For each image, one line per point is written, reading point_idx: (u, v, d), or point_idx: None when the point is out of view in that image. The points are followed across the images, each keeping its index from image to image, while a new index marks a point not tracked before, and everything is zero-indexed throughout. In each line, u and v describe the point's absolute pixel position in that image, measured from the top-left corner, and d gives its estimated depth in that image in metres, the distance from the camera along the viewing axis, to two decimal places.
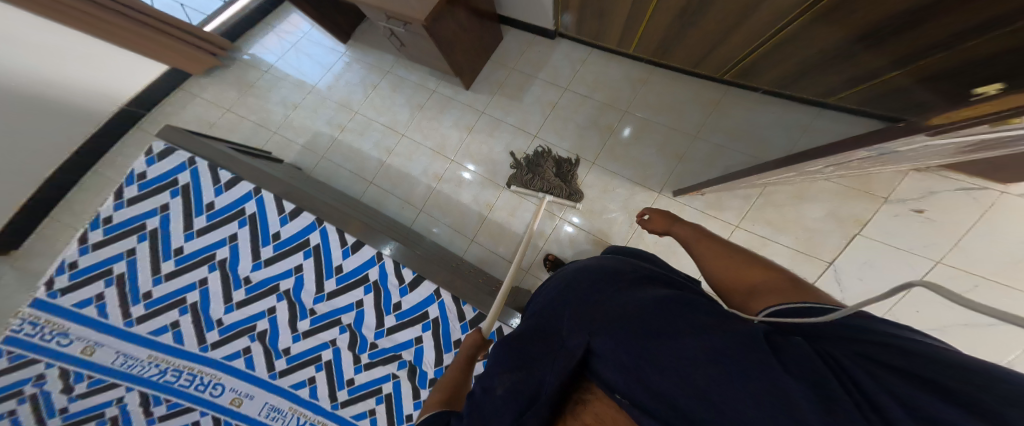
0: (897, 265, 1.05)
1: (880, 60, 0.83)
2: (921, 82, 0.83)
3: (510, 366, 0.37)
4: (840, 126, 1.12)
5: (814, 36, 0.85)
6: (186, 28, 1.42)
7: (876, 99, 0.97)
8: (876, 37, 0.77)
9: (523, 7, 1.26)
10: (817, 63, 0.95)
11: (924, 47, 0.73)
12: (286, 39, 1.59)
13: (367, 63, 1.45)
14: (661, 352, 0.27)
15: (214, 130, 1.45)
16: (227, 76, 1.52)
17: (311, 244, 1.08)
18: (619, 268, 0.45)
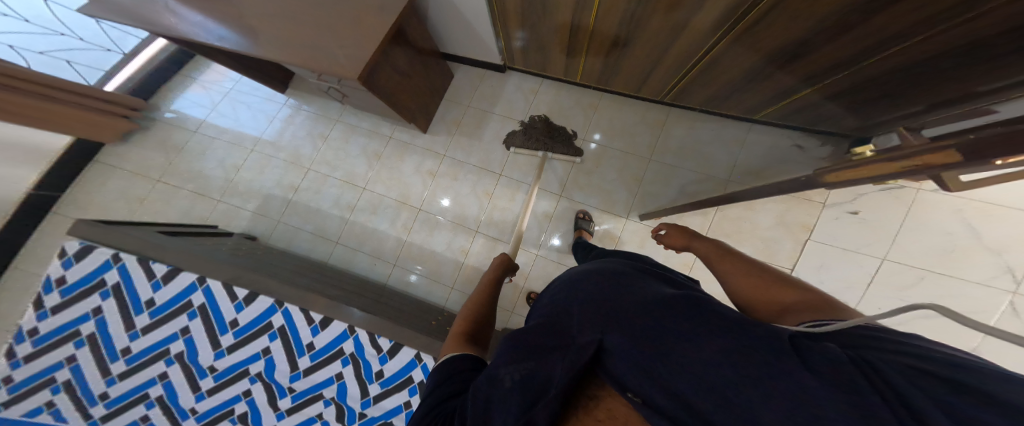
0: (846, 265, 1.21)
1: (792, 78, 0.89)
2: (828, 98, 0.90)
3: (518, 357, 0.39)
4: (768, 137, 1.25)
5: (733, 57, 0.88)
6: (90, 92, 1.26)
7: (793, 114, 1.08)
8: (784, 59, 0.82)
9: (465, 45, 1.24)
10: (742, 81, 0.99)
11: (825, 68, 0.79)
12: (212, 90, 1.43)
13: (311, 112, 1.36)
14: (675, 354, 0.29)
15: (146, 205, 1.31)
16: (148, 140, 1.36)
17: (275, 327, 0.99)
18: (626, 274, 0.50)
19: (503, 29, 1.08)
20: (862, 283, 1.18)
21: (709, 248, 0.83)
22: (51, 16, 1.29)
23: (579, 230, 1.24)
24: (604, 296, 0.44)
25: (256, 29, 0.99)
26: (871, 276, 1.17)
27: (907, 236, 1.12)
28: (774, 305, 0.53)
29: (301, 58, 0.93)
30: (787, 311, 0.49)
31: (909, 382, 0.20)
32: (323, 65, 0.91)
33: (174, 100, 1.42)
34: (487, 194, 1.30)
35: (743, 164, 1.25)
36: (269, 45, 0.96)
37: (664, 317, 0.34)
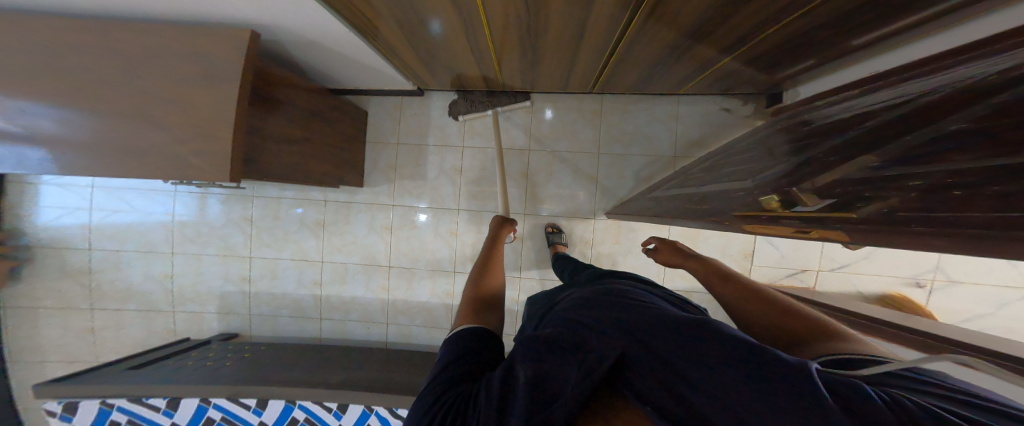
0: None
1: (713, 52, 0.76)
2: (747, 62, 0.81)
3: (531, 360, 0.35)
4: (699, 106, 1.15)
5: (649, 40, 0.72)
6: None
7: (715, 82, 0.96)
8: (700, 34, 0.67)
9: (356, 77, 0.99)
10: (664, 62, 0.85)
11: (740, 37, 0.67)
12: (79, 195, 1.16)
13: (218, 194, 1.16)
14: (709, 378, 0.28)
15: (102, 336, 1.23)
16: (50, 272, 1.18)
17: (301, 420, 1.07)
18: (637, 295, 0.51)
19: (405, 64, 0.87)
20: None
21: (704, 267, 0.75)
22: None
23: (555, 245, 1.16)
24: (619, 311, 0.43)
25: (40, 131, 0.70)
26: None
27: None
28: (776, 329, 0.50)
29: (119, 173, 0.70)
30: (802, 343, 0.45)
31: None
32: (168, 165, 0.70)
33: (38, 221, 1.16)
34: (452, 233, 1.20)
35: (684, 139, 1.17)
36: (63, 154, 0.69)
37: (680, 340, 0.34)
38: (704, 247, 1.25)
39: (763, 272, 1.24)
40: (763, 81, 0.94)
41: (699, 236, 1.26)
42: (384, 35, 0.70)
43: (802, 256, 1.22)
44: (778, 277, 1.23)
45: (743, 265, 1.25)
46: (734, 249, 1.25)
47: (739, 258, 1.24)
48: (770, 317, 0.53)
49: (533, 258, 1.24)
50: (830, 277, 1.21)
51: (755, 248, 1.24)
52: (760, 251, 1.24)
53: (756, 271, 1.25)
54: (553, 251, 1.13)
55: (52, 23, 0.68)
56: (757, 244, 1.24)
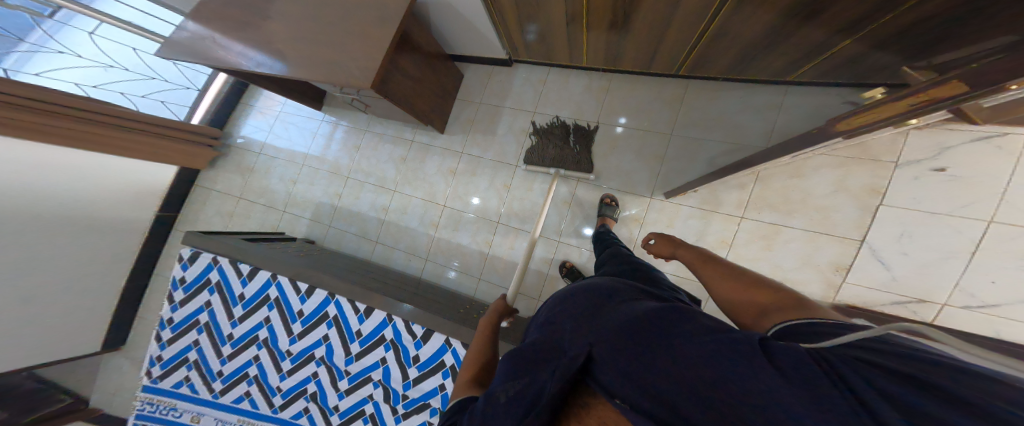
0: (938, 232, 0.95)
1: (824, 33, 0.80)
2: (875, 48, 0.78)
3: (513, 375, 0.41)
4: (813, 98, 1.08)
5: (746, 15, 0.82)
6: (193, 128, 1.69)
7: (837, 69, 0.93)
8: (807, 11, 0.74)
9: (469, 44, 1.33)
10: (765, 42, 0.91)
11: (856, 19, 0.71)
12: (268, 116, 1.66)
13: (344, 126, 1.54)
14: (665, 361, 0.31)
15: (235, 218, 1.61)
16: (229, 164, 1.65)
17: (330, 316, 1.19)
18: (621, 289, 0.53)
19: (502, 20, 1.12)
20: (963, 253, 0.92)
21: (692, 256, 0.74)
22: (144, 65, 1.68)
23: (605, 217, 1.18)
24: (598, 309, 0.47)
25: (297, 54, 1.19)
26: (977, 244, 0.91)
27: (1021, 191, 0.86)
28: (753, 305, 0.53)
29: (324, 74, 1.11)
30: (775, 314, 0.47)
31: (875, 375, 0.22)
32: (347, 79, 1.05)
33: (241, 127, 1.68)
34: (504, 186, 1.33)
35: (782, 131, 1.11)
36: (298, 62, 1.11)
37: (642, 331, 0.36)
38: (780, 250, 1.10)
39: (856, 293, 1.03)
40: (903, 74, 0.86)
41: (778, 237, 1.11)
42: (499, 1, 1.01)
43: (925, 284, 0.96)
44: (881, 301, 1.00)
45: (831, 279, 1.05)
46: (821, 260, 1.07)
47: (827, 270, 1.05)
48: (748, 295, 0.55)
49: (577, 224, 1.26)
50: (966, 320, 0.92)
51: (854, 263, 1.04)
52: (860, 268, 1.03)
53: (848, 290, 1.04)
54: (601, 222, 1.16)
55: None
56: (859, 260, 1.03)
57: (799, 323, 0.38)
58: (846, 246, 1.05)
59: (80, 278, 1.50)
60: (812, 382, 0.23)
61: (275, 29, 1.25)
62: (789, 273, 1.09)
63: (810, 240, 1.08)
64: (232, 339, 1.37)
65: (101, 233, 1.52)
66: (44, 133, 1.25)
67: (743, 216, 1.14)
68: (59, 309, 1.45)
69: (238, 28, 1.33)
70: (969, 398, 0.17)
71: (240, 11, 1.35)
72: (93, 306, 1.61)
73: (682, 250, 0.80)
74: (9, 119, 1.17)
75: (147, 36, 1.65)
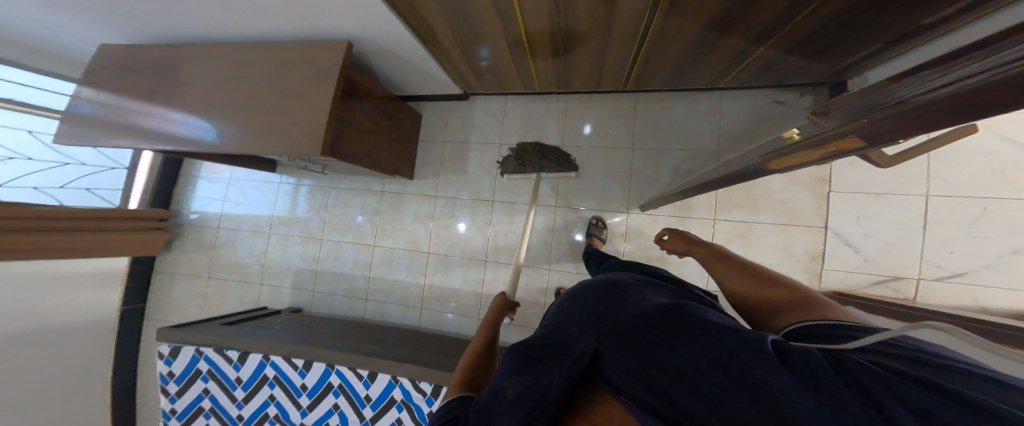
0: (886, 210, 1.05)
1: (742, 42, 0.84)
2: (786, 49, 0.85)
3: (519, 373, 0.41)
4: (744, 100, 1.15)
5: (676, 32, 0.83)
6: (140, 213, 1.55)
7: (759, 72, 1.00)
8: (728, 22, 0.76)
9: (421, 84, 1.26)
10: (694, 55, 0.93)
11: (771, 24, 0.75)
12: (218, 185, 1.54)
13: (308, 185, 1.44)
14: (675, 361, 0.31)
15: (210, 298, 1.52)
16: (189, 243, 1.54)
17: (335, 385, 1.15)
18: (630, 285, 0.53)
19: (449, 59, 1.07)
20: (916, 228, 1.03)
21: (706, 252, 0.80)
22: (53, 149, 1.47)
23: (592, 237, 1.19)
24: (604, 304, 0.48)
25: (226, 122, 1.06)
26: (924, 217, 1.02)
27: (947, 166, 1.00)
28: (767, 300, 0.56)
29: (265, 144, 1.01)
30: (784, 309, 0.51)
31: (894, 380, 0.23)
32: (292, 146, 0.98)
33: (191, 203, 1.56)
34: (486, 223, 1.30)
35: (729, 132, 1.16)
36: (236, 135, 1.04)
37: (654, 331, 0.36)
38: (758, 245, 1.15)
39: (838, 277, 1.08)
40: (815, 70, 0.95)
41: (752, 234, 1.15)
42: (442, 42, 0.97)
43: (894, 261, 1.04)
44: (860, 284, 1.06)
45: (811, 267, 1.11)
46: (797, 250, 1.12)
47: (804, 259, 1.11)
48: (761, 291, 0.58)
49: (565, 250, 1.26)
50: (938, 288, 1.00)
51: (826, 249, 1.10)
52: (834, 253, 1.09)
53: (829, 276, 1.09)
54: (589, 244, 1.17)
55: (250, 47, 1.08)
56: (829, 246, 1.10)
57: (812, 322, 0.42)
58: (814, 233, 1.11)
59: (61, 384, 1.41)
60: (824, 383, 0.24)
61: (187, 91, 1.11)
62: (772, 266, 1.13)
63: (782, 232, 1.13)
64: (243, 419, 1.32)
65: (60, 339, 1.40)
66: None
67: (715, 218, 1.18)
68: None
69: (146, 96, 1.16)
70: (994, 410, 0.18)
71: (144, 75, 1.17)
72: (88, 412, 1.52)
73: (696, 247, 0.85)
74: None
75: (40, 114, 1.41)
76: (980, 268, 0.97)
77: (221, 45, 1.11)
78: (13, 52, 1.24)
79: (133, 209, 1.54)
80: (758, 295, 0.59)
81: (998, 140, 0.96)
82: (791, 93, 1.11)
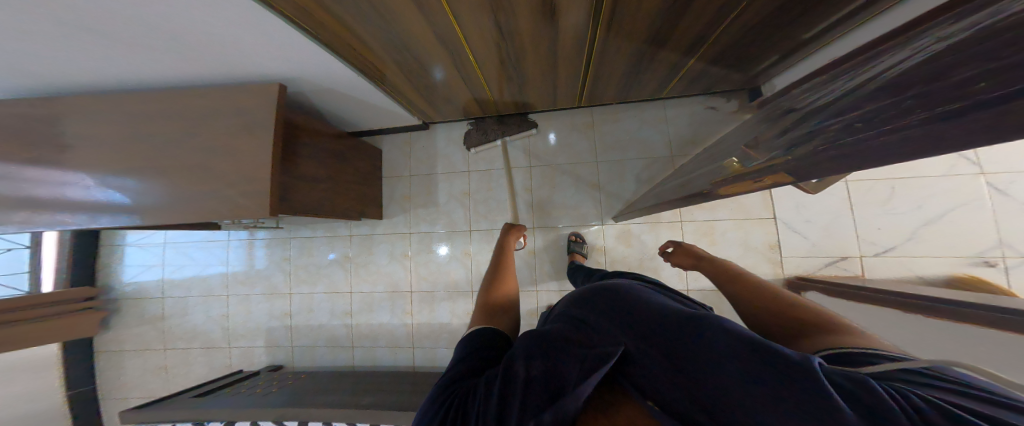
0: (824, 197, 1.14)
1: (676, 55, 0.82)
2: (713, 60, 0.85)
3: (538, 354, 0.38)
4: (685, 108, 1.18)
5: (614, 49, 0.79)
6: (47, 296, 1.29)
7: (692, 83, 1.01)
8: (659, 39, 0.74)
9: (367, 119, 1.16)
10: (633, 69, 0.91)
11: (697, 38, 0.74)
12: (149, 249, 1.36)
13: (263, 238, 1.32)
14: (703, 368, 0.32)
15: (172, 371, 1.38)
16: (130, 318, 1.37)
17: None
18: (635, 282, 0.54)
19: (404, 96, 0.97)
20: (846, 211, 1.13)
21: (713, 266, 0.78)
22: None
23: (574, 254, 1.17)
24: (611, 299, 0.48)
25: (133, 191, 0.89)
26: (849, 202, 1.12)
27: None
28: (783, 318, 0.53)
29: (198, 211, 0.87)
30: (807, 331, 0.48)
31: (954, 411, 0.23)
32: (221, 208, 0.86)
33: (121, 274, 1.36)
34: (466, 254, 1.25)
35: (678, 138, 1.18)
36: (146, 204, 0.89)
37: (680, 333, 0.36)
38: (723, 242, 1.20)
39: (796, 263, 1.16)
40: (739, 77, 0.98)
41: (715, 231, 1.20)
42: (390, 78, 0.86)
43: (836, 242, 1.14)
44: (816, 267, 1.15)
45: (772, 256, 1.17)
46: (757, 241, 1.19)
47: (765, 250, 1.17)
48: (778, 308, 0.55)
49: (546, 270, 1.24)
50: (876, 263, 1.10)
51: (780, 239, 1.17)
52: (787, 241, 1.17)
53: (788, 263, 1.17)
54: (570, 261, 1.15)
55: (138, 98, 0.91)
56: (781, 235, 1.17)
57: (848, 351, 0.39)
58: (766, 225, 1.18)
59: None
60: (889, 408, 0.24)
61: (70, 154, 0.92)
62: (737, 260, 1.19)
63: (739, 226, 1.20)
64: None
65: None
66: None
67: (682, 221, 1.21)
68: None
69: (16, 164, 0.93)
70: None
71: (3, 139, 0.93)
72: None
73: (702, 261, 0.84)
74: None
75: None
76: (904, 241, 1.09)
77: (100, 98, 0.92)
78: None
79: (51, 293, 1.31)
80: (775, 311, 0.55)
81: None
82: (720, 98, 1.17)
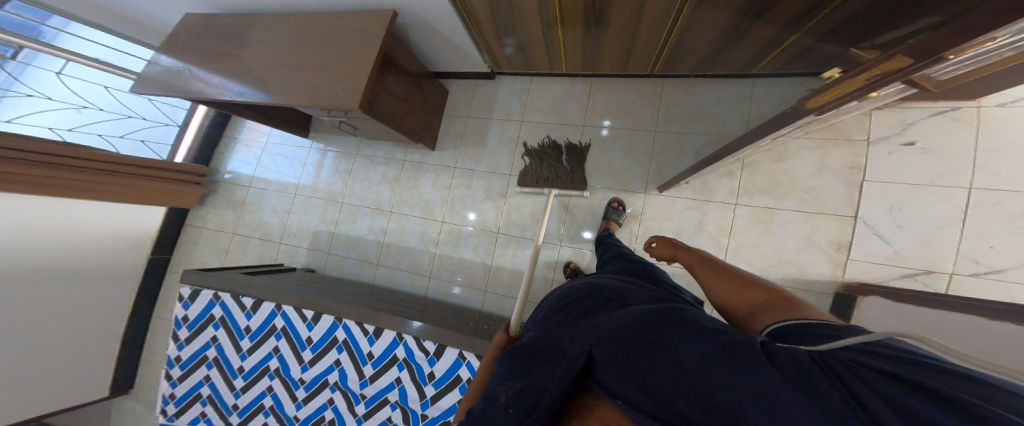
0: (928, 203, 1.00)
1: (774, 29, 0.88)
2: (819, 38, 0.88)
3: (511, 376, 0.38)
4: (774, 88, 1.16)
5: (706, 19, 0.89)
6: (159, 163, 1.67)
7: (792, 60, 1.03)
8: (757, 12, 0.82)
9: (452, 59, 1.37)
10: (726, 41, 0.98)
11: (801, 13, 0.80)
12: (254, 148, 1.66)
13: (334, 151, 1.54)
14: (665, 362, 0.30)
15: (231, 254, 1.60)
16: (219, 201, 1.65)
17: (340, 340, 1.15)
18: (622, 288, 0.51)
19: (482, 35, 1.15)
20: (955, 221, 0.97)
21: (692, 257, 0.75)
22: (121, 104, 1.72)
23: (609, 221, 1.18)
24: (598, 309, 0.45)
25: (274, 79, 1.17)
26: (963, 211, 0.96)
27: (989, 158, 0.95)
28: (746, 305, 0.53)
29: (309, 98, 1.10)
30: (763, 312, 0.48)
31: (875, 377, 0.21)
32: (325, 99, 1.07)
33: (228, 163, 1.68)
34: (501, 196, 1.33)
35: (757, 120, 1.17)
36: (278, 91, 1.16)
37: (648, 332, 0.34)
38: (779, 232, 1.13)
39: (864, 269, 1.05)
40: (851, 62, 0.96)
41: (774, 221, 1.14)
42: (478, 19, 1.05)
43: (927, 254, 0.99)
44: (888, 276, 1.02)
45: (835, 257, 1.08)
46: (822, 238, 1.10)
47: (830, 248, 1.08)
48: (743, 295, 0.55)
49: (577, 227, 1.26)
50: (978, 288, 0.92)
51: (854, 240, 1.07)
52: (862, 244, 1.06)
53: (854, 267, 1.06)
54: (605, 226, 1.16)
55: (303, 16, 1.22)
56: (857, 236, 1.06)
57: (786, 323, 0.39)
58: (842, 223, 1.08)
59: (65, 324, 1.49)
60: (814, 377, 0.22)
61: (246, 50, 1.25)
62: (794, 254, 1.11)
63: (807, 220, 1.12)
64: (243, 372, 1.31)
65: (82, 283, 1.52)
66: (54, 187, 1.36)
67: (736, 203, 1.17)
68: (49, 355, 1.45)
69: (213, 56, 1.29)
70: (964, 404, 0.17)
71: (212, 40, 1.32)
72: (105, 348, 1.68)
73: (681, 252, 0.81)
74: (26, 177, 1.29)
75: (116, 73, 1.66)
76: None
77: (279, 14, 1.25)
78: (103, 17, 1.47)
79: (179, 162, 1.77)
80: (741, 299, 0.55)
81: None
82: None
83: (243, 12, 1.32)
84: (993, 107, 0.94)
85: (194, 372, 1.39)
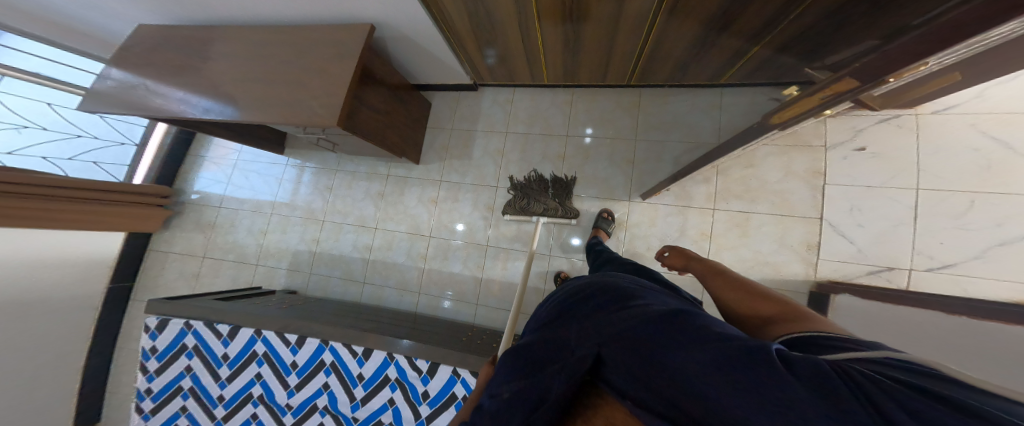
0: (882, 203, 1.10)
1: (739, 40, 0.93)
2: (778, 50, 0.94)
3: (518, 374, 0.39)
4: (743, 96, 1.22)
5: (675, 31, 0.92)
6: (115, 184, 1.54)
7: (755, 71, 1.09)
8: (721, 24, 0.86)
9: (432, 72, 1.35)
10: (695, 51, 1.02)
11: (761, 26, 0.84)
12: (224, 166, 1.57)
13: (312, 168, 1.49)
14: (671, 361, 0.29)
15: (202, 279, 1.50)
16: (187, 222, 1.54)
17: (327, 363, 1.11)
18: (628, 286, 0.51)
19: (462, 46, 1.14)
20: (908, 219, 1.06)
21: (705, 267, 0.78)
22: (67, 122, 1.58)
23: (599, 229, 1.20)
24: (604, 307, 0.45)
25: (242, 95, 1.11)
26: (913, 209, 1.05)
27: (930, 160, 1.03)
28: (759, 316, 0.55)
29: (283, 115, 1.05)
30: (775, 322, 0.50)
31: (894, 387, 0.20)
32: (299, 115, 1.03)
33: (195, 182, 1.58)
34: (489, 208, 1.33)
35: (728, 126, 1.22)
36: (247, 108, 1.10)
37: (655, 331, 0.34)
38: (755, 235, 1.20)
39: (833, 268, 1.13)
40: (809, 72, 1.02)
41: (750, 224, 1.21)
42: (457, 30, 1.04)
43: (886, 252, 1.08)
44: (857, 273, 1.11)
45: (807, 257, 1.16)
46: (794, 240, 1.18)
47: (800, 249, 1.16)
48: (755, 305, 0.57)
49: (566, 236, 1.27)
50: (930, 281, 1.01)
51: (822, 240, 1.16)
52: (828, 243, 1.15)
53: (825, 266, 1.14)
54: (595, 235, 1.18)
55: (273, 29, 1.17)
56: (823, 235, 1.16)
57: (799, 333, 0.41)
58: (809, 225, 1.17)
59: (23, 365, 1.36)
60: (832, 387, 0.21)
61: (210, 64, 1.18)
62: (770, 255, 1.18)
63: (779, 222, 1.19)
64: (223, 401, 1.24)
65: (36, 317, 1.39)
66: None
67: (715, 208, 1.23)
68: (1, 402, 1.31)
69: (173, 70, 1.21)
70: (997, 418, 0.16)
71: (172, 54, 1.23)
72: (66, 386, 1.55)
73: (693, 263, 0.85)
74: None
75: (60, 88, 1.53)
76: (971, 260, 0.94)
77: (246, 27, 1.19)
78: (41, 27, 1.34)
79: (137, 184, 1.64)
80: (753, 309, 0.57)
81: (986, 134, 0.94)
82: None
83: (207, 24, 1.25)
84: (929, 115, 1.02)
85: (169, 404, 1.30)
